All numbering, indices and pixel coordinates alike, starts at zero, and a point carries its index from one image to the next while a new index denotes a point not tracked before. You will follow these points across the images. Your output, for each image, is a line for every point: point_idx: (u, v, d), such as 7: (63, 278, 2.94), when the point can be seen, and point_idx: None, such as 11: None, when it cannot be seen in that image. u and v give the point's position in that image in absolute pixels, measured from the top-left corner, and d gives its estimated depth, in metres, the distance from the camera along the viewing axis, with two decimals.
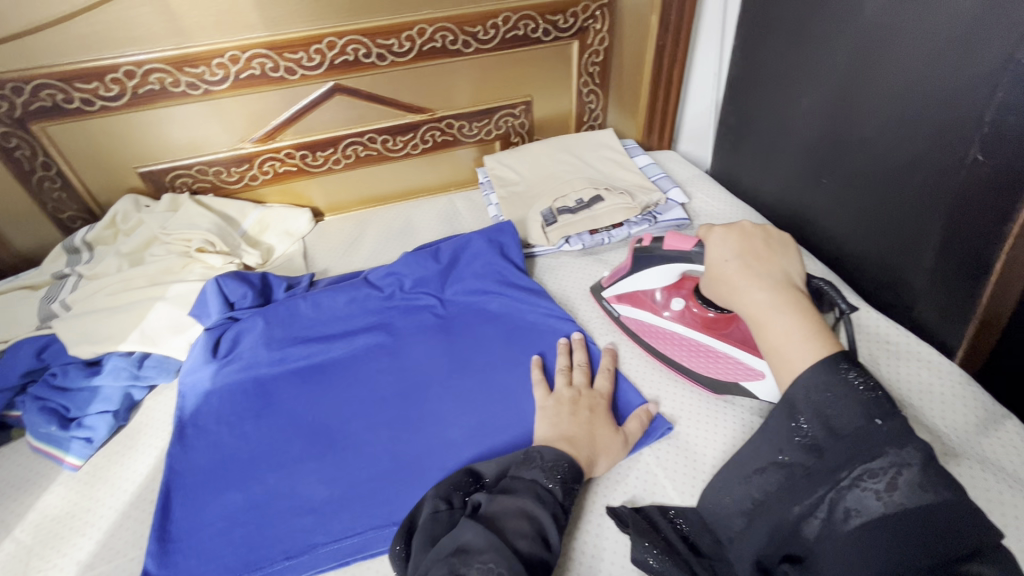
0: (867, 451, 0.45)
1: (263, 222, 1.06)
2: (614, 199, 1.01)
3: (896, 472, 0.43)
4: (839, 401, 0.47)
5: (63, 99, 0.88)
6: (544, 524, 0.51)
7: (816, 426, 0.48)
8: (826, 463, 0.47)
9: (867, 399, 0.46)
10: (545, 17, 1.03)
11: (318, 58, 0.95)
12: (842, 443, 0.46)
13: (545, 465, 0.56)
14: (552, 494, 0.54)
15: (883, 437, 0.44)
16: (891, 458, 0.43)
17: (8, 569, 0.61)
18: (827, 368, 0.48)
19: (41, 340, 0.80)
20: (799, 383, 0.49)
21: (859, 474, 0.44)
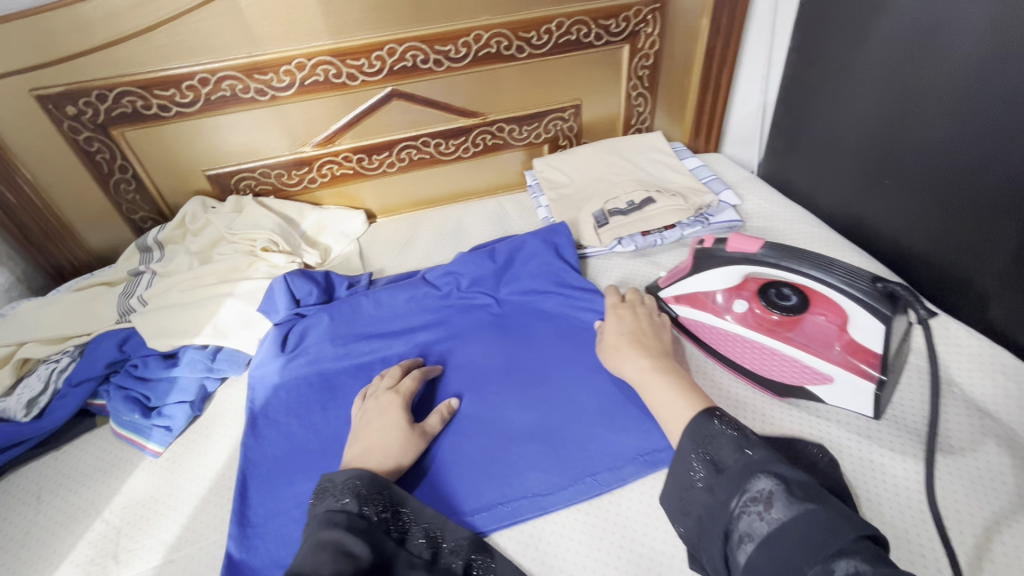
0: (750, 477, 0.47)
1: (321, 223, 1.09)
2: (665, 201, 1.01)
3: (772, 490, 0.45)
4: (718, 440, 0.51)
5: (143, 105, 0.93)
6: (344, 540, 0.50)
7: (703, 466, 0.50)
8: (720, 498, 0.48)
9: (738, 437, 0.51)
10: (597, 22, 1.05)
11: (379, 64, 0.98)
12: (725, 476, 0.48)
13: (336, 489, 0.56)
14: (345, 510, 0.54)
15: (755, 463, 0.48)
16: (764, 483, 0.46)
17: (100, 547, 0.65)
18: (702, 422, 0.53)
19: (122, 334, 0.84)
20: (683, 436, 0.53)
21: (749, 502, 0.46)
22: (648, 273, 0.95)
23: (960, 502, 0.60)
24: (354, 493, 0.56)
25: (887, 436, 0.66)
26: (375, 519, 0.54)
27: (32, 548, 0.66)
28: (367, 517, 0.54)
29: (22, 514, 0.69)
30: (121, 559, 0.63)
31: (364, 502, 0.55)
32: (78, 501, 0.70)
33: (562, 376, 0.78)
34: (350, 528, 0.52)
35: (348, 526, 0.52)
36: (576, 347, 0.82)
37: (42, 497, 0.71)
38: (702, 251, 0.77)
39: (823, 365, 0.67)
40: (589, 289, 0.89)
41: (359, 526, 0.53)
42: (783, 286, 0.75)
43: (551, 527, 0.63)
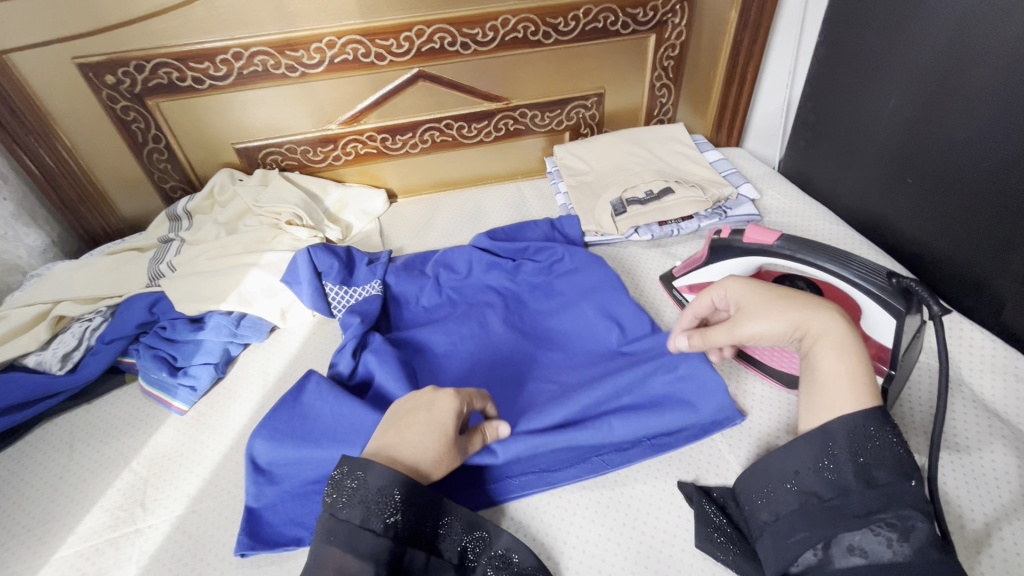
0: (897, 505, 0.47)
1: (343, 200, 1.12)
2: (684, 192, 1.02)
3: (915, 525, 0.46)
4: (881, 454, 0.50)
5: (178, 77, 0.96)
6: (347, 564, 0.47)
7: (848, 467, 0.50)
8: (849, 503, 0.49)
9: (903, 457, 0.49)
10: (626, 10, 1.05)
11: (407, 45, 1.00)
12: (872, 491, 0.48)
13: (338, 500, 0.51)
14: (349, 522, 0.50)
15: (911, 493, 0.48)
16: (900, 517, 0.47)
17: (128, 495, 0.68)
18: (874, 420, 0.51)
19: (152, 297, 0.88)
20: (843, 423, 0.52)
21: (874, 526, 0.47)
22: (662, 262, 0.96)
23: (961, 493, 0.61)
24: (366, 498, 0.51)
25: (890, 429, 0.67)
26: (383, 528, 0.50)
27: (65, 491, 0.69)
28: (375, 528, 0.49)
29: (55, 461, 0.73)
30: (147, 506, 0.67)
31: (375, 513, 0.50)
32: (108, 451, 0.74)
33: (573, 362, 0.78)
34: (353, 548, 0.48)
35: (350, 543, 0.48)
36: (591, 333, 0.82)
37: (74, 445, 0.75)
38: (717, 242, 0.77)
39: None
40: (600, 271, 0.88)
41: (365, 543, 0.48)
42: (797, 279, 0.75)
43: (554, 504, 0.65)
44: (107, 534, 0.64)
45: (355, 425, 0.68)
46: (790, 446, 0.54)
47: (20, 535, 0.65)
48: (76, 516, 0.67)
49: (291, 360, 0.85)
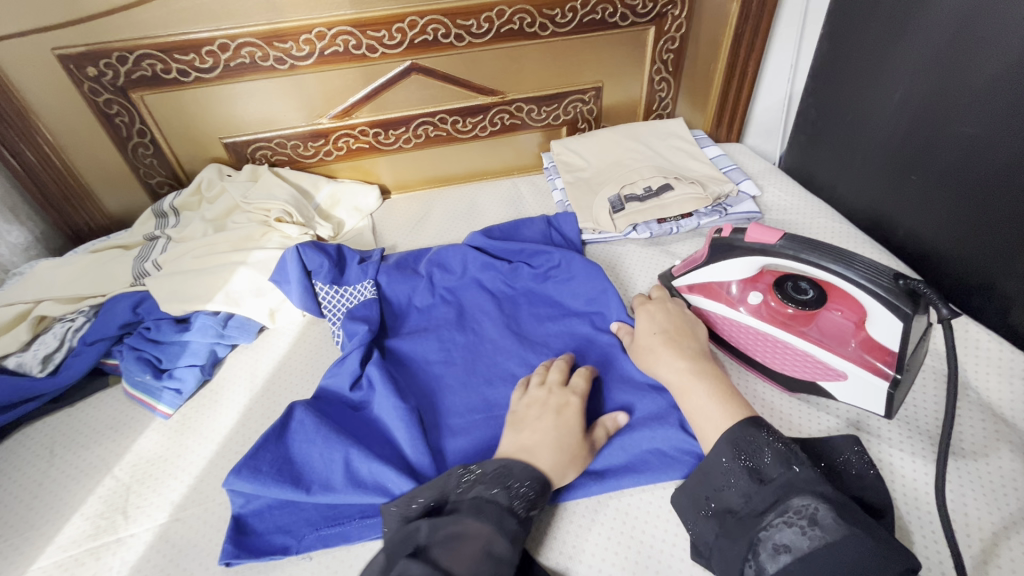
0: (788, 493, 0.49)
1: (335, 196, 1.09)
2: (683, 189, 1.00)
3: (819, 506, 0.47)
4: (762, 450, 0.53)
5: (162, 69, 0.93)
6: (493, 540, 0.51)
7: (743, 472, 0.52)
8: (756, 506, 0.50)
9: (784, 450, 0.52)
10: (624, 1, 1.02)
11: (399, 36, 0.97)
12: (768, 488, 0.50)
13: (485, 477, 0.57)
14: (495, 500, 0.54)
15: (800, 479, 0.50)
16: (805, 501, 0.48)
17: (109, 502, 0.66)
18: (747, 428, 0.55)
19: (136, 297, 0.85)
20: (724, 437, 0.55)
21: (783, 517, 0.48)
22: (661, 261, 0.94)
23: (970, 502, 0.59)
24: (512, 485, 0.55)
25: (898, 437, 0.65)
26: (525, 517, 0.54)
27: (44, 500, 0.67)
28: (517, 514, 0.54)
29: (35, 467, 0.71)
30: (129, 515, 0.65)
31: (519, 500, 0.55)
32: (89, 457, 0.72)
33: None
34: (499, 527, 0.52)
35: (499, 524, 0.52)
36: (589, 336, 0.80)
37: (55, 451, 0.73)
38: (719, 241, 0.75)
39: (837, 361, 0.66)
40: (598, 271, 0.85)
41: (508, 523, 0.52)
42: (800, 279, 0.74)
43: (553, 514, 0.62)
44: (87, 543, 0.62)
45: (341, 435, 0.67)
46: (695, 473, 0.56)
47: None
48: (55, 525, 0.65)
49: (279, 362, 0.83)
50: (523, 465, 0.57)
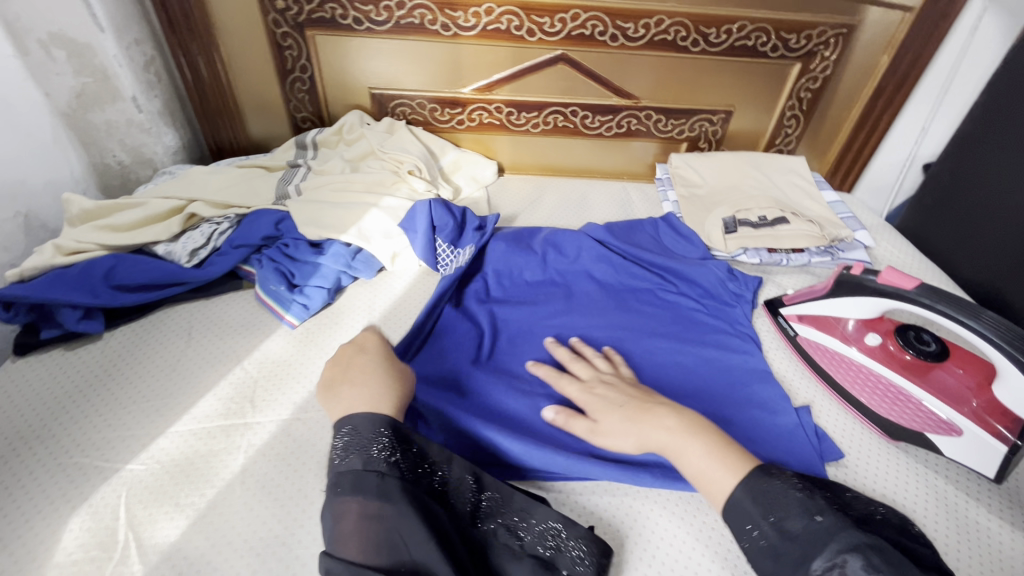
0: (813, 548, 0.47)
1: (457, 163, 1.15)
2: (799, 225, 1.01)
3: (848, 558, 0.45)
4: (781, 500, 0.51)
5: (340, 14, 1.00)
6: (370, 503, 0.50)
7: (769, 531, 0.50)
8: (788, 562, 0.48)
9: (805, 500, 0.51)
10: (780, 34, 1.03)
11: (560, 26, 1.01)
12: (794, 543, 0.48)
13: (340, 449, 0.55)
14: (353, 469, 0.53)
15: (822, 531, 0.47)
16: (831, 554, 0.46)
17: (238, 390, 0.72)
18: (760, 479, 0.54)
19: (278, 215, 0.91)
20: (739, 489, 0.53)
21: (816, 572, 0.45)
22: (766, 289, 0.95)
23: None
24: (364, 447, 0.55)
25: (999, 504, 0.66)
26: (388, 471, 0.53)
27: (180, 374, 0.74)
28: (379, 470, 0.53)
29: (175, 344, 0.78)
30: (256, 405, 0.71)
31: (371, 457, 0.54)
32: (221, 347, 0.78)
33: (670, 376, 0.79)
34: (365, 493, 0.51)
35: (359, 489, 0.51)
36: (695, 352, 0.83)
37: (193, 333, 0.79)
38: (846, 276, 0.77)
39: (955, 416, 0.67)
40: (718, 303, 0.90)
41: (373, 482, 0.52)
42: (923, 331, 0.75)
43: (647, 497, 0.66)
44: (218, 421, 0.68)
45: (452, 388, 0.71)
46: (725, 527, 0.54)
47: (139, 403, 0.70)
48: (190, 398, 0.71)
49: (396, 303, 0.88)
50: (359, 415, 0.58)
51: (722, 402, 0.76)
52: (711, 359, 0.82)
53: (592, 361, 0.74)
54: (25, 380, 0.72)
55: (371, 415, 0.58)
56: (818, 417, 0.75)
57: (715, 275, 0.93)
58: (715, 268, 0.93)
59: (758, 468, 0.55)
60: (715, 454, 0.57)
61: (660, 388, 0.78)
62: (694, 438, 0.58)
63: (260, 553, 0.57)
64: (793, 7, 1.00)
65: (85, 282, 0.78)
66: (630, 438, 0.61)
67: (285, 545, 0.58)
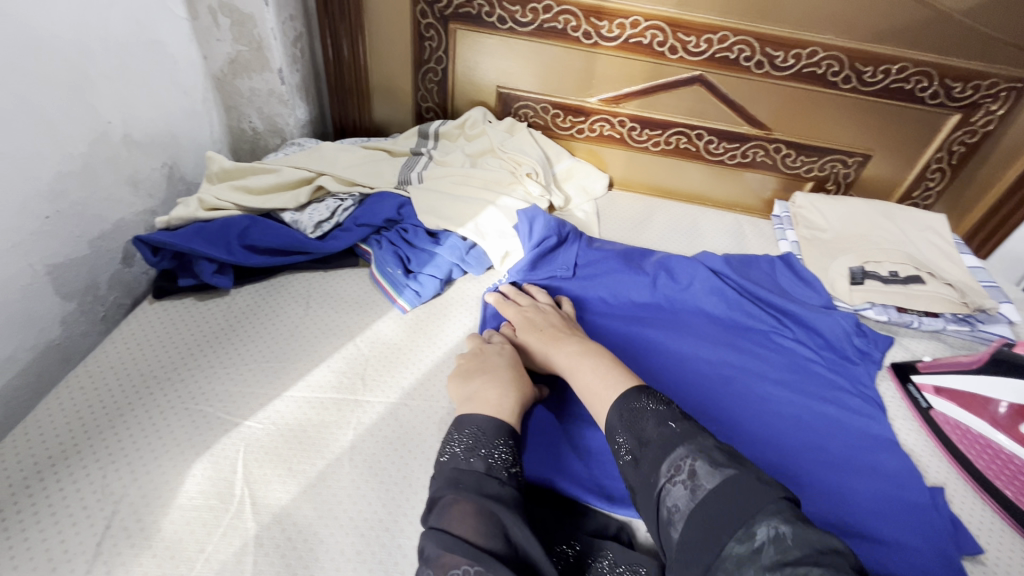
0: (667, 452, 0.51)
1: (571, 171, 1.14)
2: (938, 287, 0.93)
3: (696, 459, 0.49)
4: (643, 415, 0.55)
5: (486, 12, 1.01)
6: (487, 501, 0.50)
7: (630, 443, 0.54)
8: (647, 472, 0.51)
9: (660, 412, 0.55)
10: (944, 80, 0.96)
11: (704, 46, 0.98)
12: (649, 451, 0.52)
13: (460, 441, 0.56)
14: (472, 469, 0.53)
15: (677, 439, 0.51)
16: (684, 452, 0.50)
17: (351, 365, 0.73)
18: (631, 397, 0.57)
19: (400, 200, 0.93)
20: (613, 408, 0.57)
21: (666, 472, 0.49)
22: (892, 351, 0.88)
23: None
24: (486, 450, 0.55)
25: None
26: (505, 479, 0.53)
27: (297, 340, 0.76)
28: (499, 478, 0.53)
29: (293, 310, 0.80)
30: (366, 384, 0.71)
31: (494, 461, 0.54)
32: (335, 319, 0.80)
33: (784, 427, 0.74)
34: (481, 493, 0.51)
35: (480, 487, 0.51)
36: (812, 407, 0.77)
37: (311, 303, 0.82)
38: (1007, 354, 0.71)
39: None
40: (839, 358, 0.84)
41: (489, 485, 0.52)
42: None
43: None
44: (332, 393, 0.70)
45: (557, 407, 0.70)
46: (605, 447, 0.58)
47: (259, 362, 0.72)
48: (306, 364, 0.73)
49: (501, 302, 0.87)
50: (481, 417, 0.58)
51: (842, 467, 0.70)
52: (830, 419, 0.76)
53: (534, 298, 0.82)
54: (158, 322, 0.76)
55: (494, 419, 0.58)
56: (951, 502, 0.68)
57: (841, 326, 0.86)
58: (840, 320, 0.87)
59: (639, 386, 0.59)
60: (599, 370, 0.64)
61: (772, 439, 0.72)
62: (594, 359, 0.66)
63: (365, 535, 0.57)
64: (964, 53, 0.93)
65: (222, 238, 0.82)
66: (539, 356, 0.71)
67: (388, 531, 0.57)
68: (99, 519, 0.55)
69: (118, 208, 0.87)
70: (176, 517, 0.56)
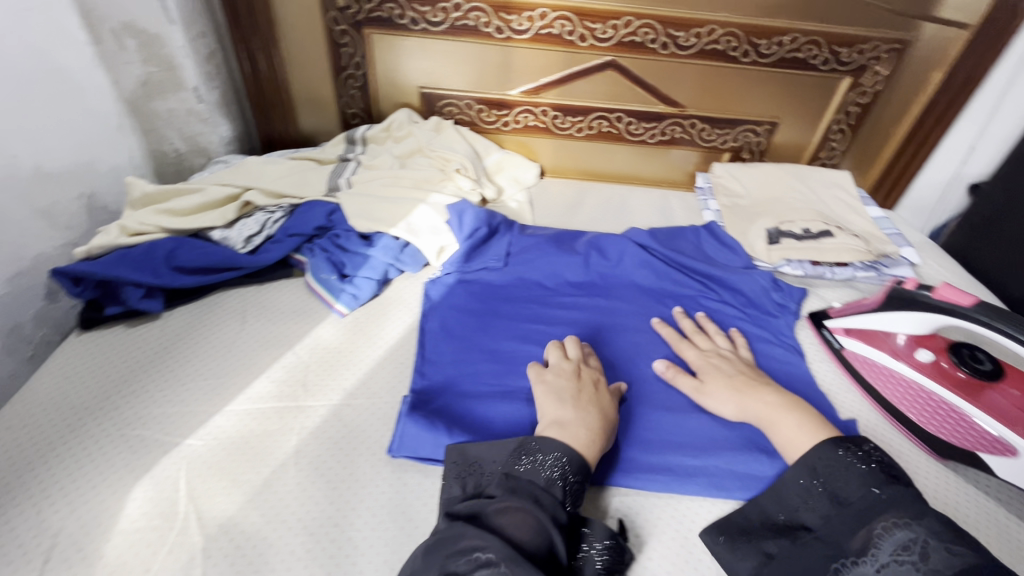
0: (872, 517, 0.51)
1: (501, 164, 1.17)
2: (845, 239, 1.00)
3: (892, 526, 0.49)
4: (847, 475, 0.57)
5: (397, 14, 1.02)
6: (545, 524, 0.51)
7: (825, 499, 0.57)
8: (837, 530, 0.53)
9: (867, 475, 0.55)
10: (831, 47, 1.03)
11: (611, 33, 1.02)
12: (849, 513, 0.54)
13: (545, 460, 0.57)
14: (546, 493, 0.54)
15: (879, 502, 0.52)
16: (887, 518, 0.50)
17: (291, 373, 0.74)
18: (827, 451, 0.60)
19: (329, 206, 0.94)
20: (802, 461, 0.61)
21: (859, 532, 0.51)
22: (808, 301, 0.95)
23: None
24: (566, 481, 0.56)
25: None
26: (568, 515, 0.55)
27: (237, 356, 0.76)
28: (564, 507, 0.54)
29: (229, 327, 0.80)
30: (309, 389, 0.72)
31: (568, 494, 0.56)
32: (273, 331, 0.80)
33: None
34: (545, 513, 0.52)
35: (545, 508, 0.53)
36: None
37: (247, 317, 0.82)
38: (899, 291, 0.77)
39: (1009, 436, 0.66)
40: (759, 311, 0.90)
41: (556, 514, 0.53)
42: (978, 350, 0.76)
43: (692, 501, 0.66)
44: (273, 403, 0.70)
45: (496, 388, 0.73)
46: (773, 494, 0.62)
47: (197, 381, 0.72)
48: (246, 378, 0.73)
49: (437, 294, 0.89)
50: (570, 450, 0.59)
51: None
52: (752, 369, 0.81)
53: (712, 338, 0.83)
54: (89, 354, 0.75)
55: (580, 457, 0.59)
56: (865, 430, 0.74)
57: (758, 284, 0.93)
58: (757, 278, 0.93)
59: (845, 440, 0.60)
60: (805, 427, 0.65)
61: None
62: (789, 412, 0.67)
63: (314, 533, 0.58)
64: (846, 21, 1.00)
65: (148, 263, 0.81)
66: (731, 403, 0.71)
67: (338, 526, 0.59)
68: (37, 555, 0.54)
69: (34, 243, 0.85)
70: (119, 542, 0.56)
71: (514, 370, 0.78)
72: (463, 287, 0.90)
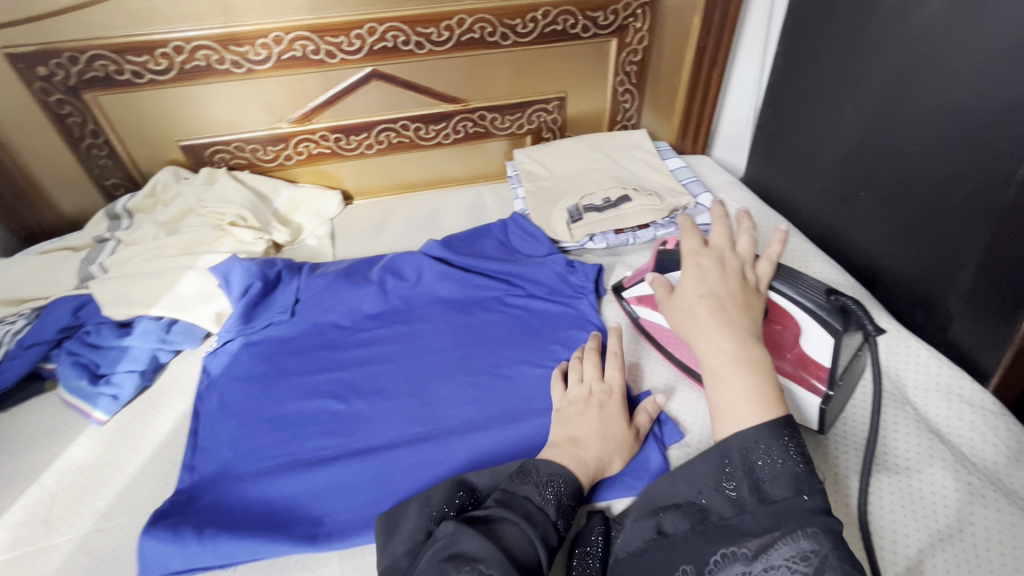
0: (791, 523, 0.43)
1: (295, 202, 1.08)
2: (641, 200, 1.00)
3: (808, 542, 0.41)
4: (778, 469, 0.46)
5: (115, 70, 0.92)
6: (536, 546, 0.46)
7: (744, 486, 0.47)
8: (746, 524, 0.46)
9: (802, 472, 0.45)
10: (585, 13, 1.02)
11: (358, 43, 0.96)
12: (767, 511, 0.45)
13: (540, 481, 0.52)
14: (544, 514, 0.49)
15: (806, 511, 0.44)
16: (807, 535, 0.42)
17: (31, 511, 0.65)
18: (768, 434, 0.47)
19: (78, 300, 0.84)
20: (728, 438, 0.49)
21: (769, 543, 0.43)
22: (614, 274, 0.94)
23: (891, 511, 0.59)
24: (567, 502, 0.51)
25: (830, 450, 0.65)
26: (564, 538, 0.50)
27: None
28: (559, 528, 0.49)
29: None
30: (51, 525, 0.63)
31: (566, 516, 0.50)
32: (15, 465, 0.70)
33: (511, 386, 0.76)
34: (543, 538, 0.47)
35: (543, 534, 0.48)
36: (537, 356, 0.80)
37: None
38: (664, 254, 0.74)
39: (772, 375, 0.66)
40: (561, 297, 0.88)
41: (552, 538, 0.48)
42: None
43: None
44: (5, 554, 0.61)
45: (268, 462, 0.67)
46: (688, 466, 0.52)
47: None
48: None
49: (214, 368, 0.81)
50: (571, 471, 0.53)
51: None
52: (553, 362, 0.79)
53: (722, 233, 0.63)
54: None
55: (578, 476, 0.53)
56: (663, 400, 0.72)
57: (555, 270, 0.91)
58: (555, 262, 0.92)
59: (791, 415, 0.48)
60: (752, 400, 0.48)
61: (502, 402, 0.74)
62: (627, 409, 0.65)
63: None
64: None
65: None
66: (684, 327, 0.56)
67: None
68: None
69: None
70: None
71: (298, 434, 0.71)
72: (247, 350, 0.82)
